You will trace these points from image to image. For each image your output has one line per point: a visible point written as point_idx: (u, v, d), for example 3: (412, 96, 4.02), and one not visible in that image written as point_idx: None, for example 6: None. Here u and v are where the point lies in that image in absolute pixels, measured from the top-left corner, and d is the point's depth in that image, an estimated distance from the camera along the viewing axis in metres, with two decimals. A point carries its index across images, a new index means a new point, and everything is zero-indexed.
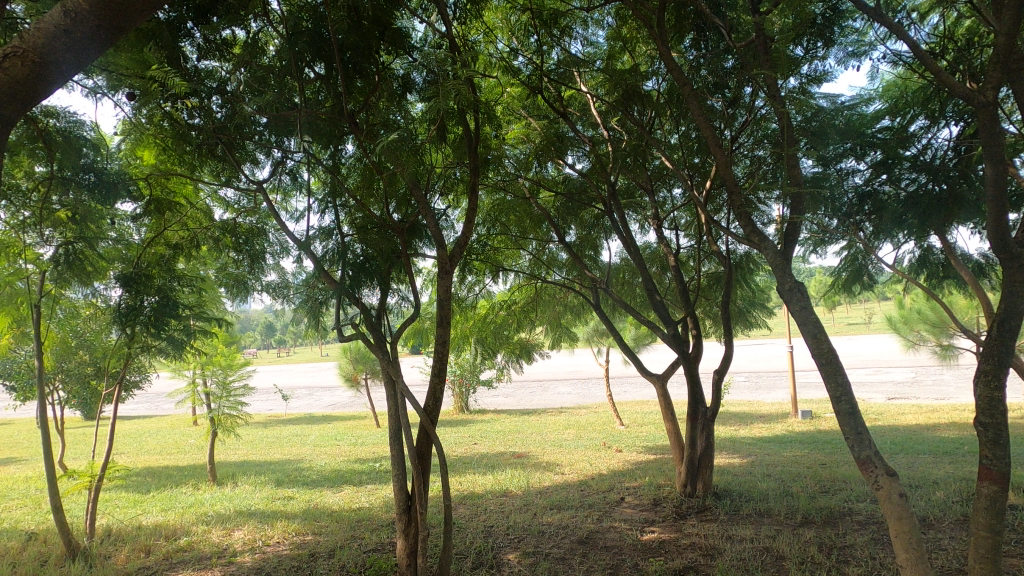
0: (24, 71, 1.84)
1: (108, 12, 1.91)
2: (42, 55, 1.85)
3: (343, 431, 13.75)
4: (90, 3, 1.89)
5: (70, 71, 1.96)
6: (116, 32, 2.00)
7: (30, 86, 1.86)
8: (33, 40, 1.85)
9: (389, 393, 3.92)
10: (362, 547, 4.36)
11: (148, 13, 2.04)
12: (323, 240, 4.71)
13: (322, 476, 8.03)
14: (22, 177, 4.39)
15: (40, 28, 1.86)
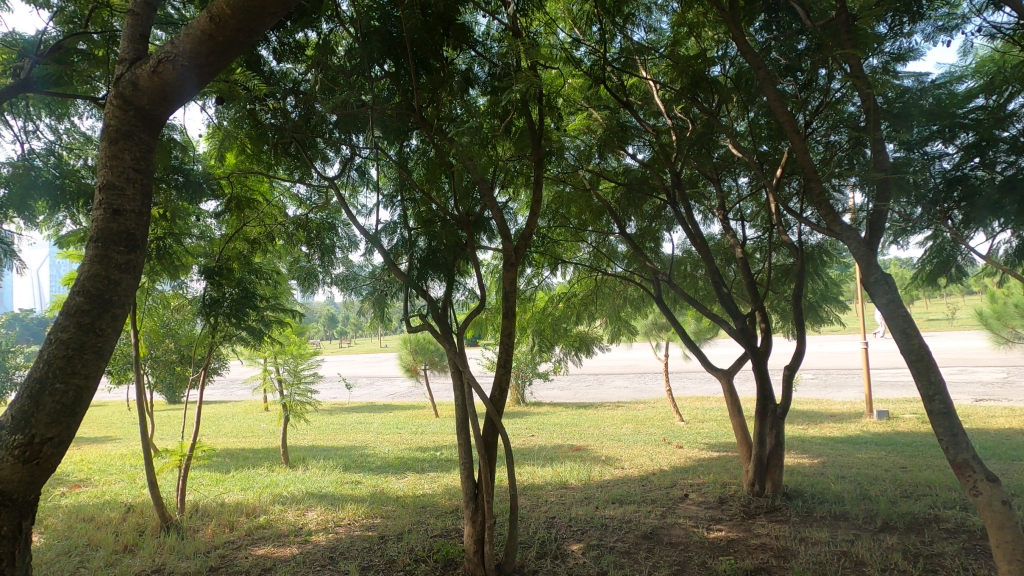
0: (173, 73, 2.30)
1: (242, 15, 2.23)
2: (188, 57, 2.29)
3: (404, 420, 14.17)
4: (232, 9, 2.21)
5: (214, 65, 2.38)
6: (251, 32, 2.32)
7: (179, 85, 2.33)
8: (184, 43, 2.29)
9: (456, 383, 4.00)
10: (429, 532, 4.49)
11: (277, 14, 2.32)
12: (390, 233, 4.85)
13: (386, 463, 8.29)
14: None
15: (191, 32, 2.29)
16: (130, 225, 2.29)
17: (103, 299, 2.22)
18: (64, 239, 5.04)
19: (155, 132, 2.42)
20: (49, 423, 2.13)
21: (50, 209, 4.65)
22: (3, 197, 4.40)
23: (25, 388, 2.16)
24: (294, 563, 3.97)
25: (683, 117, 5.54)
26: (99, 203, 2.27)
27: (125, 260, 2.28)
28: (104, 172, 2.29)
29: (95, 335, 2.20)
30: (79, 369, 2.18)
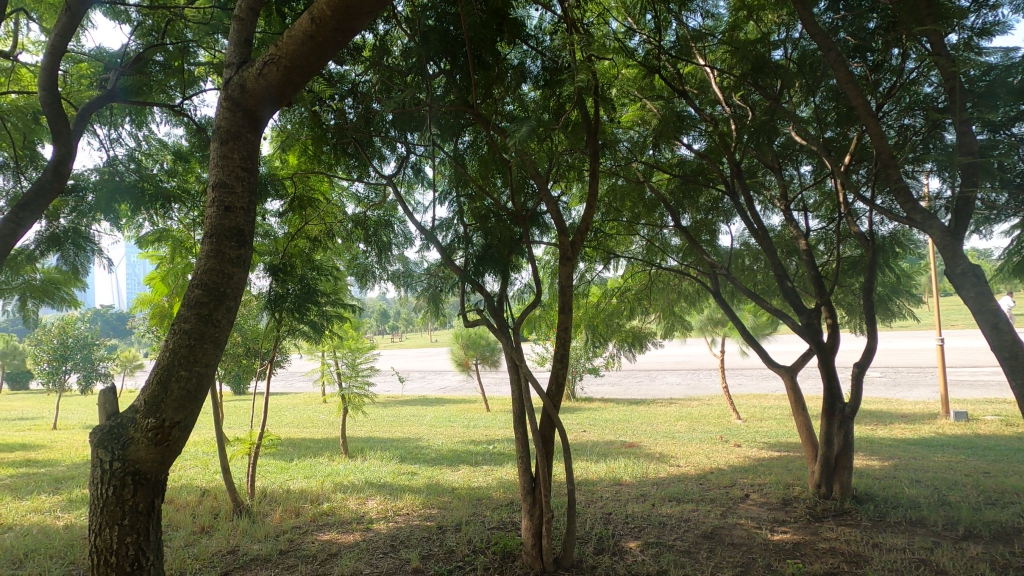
0: (276, 75, 2.43)
1: (344, 16, 2.30)
2: (289, 61, 2.40)
3: (456, 413, 14.38)
4: (333, 10, 2.28)
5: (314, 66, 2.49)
6: (349, 31, 2.39)
7: (281, 87, 2.47)
8: (286, 47, 2.39)
9: (513, 378, 4.02)
10: (486, 524, 4.55)
11: (374, 13, 2.37)
12: (446, 229, 4.91)
13: (440, 455, 8.45)
14: (194, 181, 5.19)
15: (293, 36, 2.38)
16: (239, 222, 2.44)
17: (218, 292, 2.38)
18: (143, 239, 5.38)
19: (259, 131, 2.55)
20: (176, 408, 2.32)
21: (132, 212, 4.96)
22: (91, 202, 4.74)
23: (154, 375, 2.35)
24: (358, 550, 4.11)
25: (742, 105, 5.34)
26: (213, 201, 2.42)
27: (237, 255, 2.43)
28: (217, 171, 2.44)
29: (212, 326, 2.37)
30: (200, 358, 2.35)
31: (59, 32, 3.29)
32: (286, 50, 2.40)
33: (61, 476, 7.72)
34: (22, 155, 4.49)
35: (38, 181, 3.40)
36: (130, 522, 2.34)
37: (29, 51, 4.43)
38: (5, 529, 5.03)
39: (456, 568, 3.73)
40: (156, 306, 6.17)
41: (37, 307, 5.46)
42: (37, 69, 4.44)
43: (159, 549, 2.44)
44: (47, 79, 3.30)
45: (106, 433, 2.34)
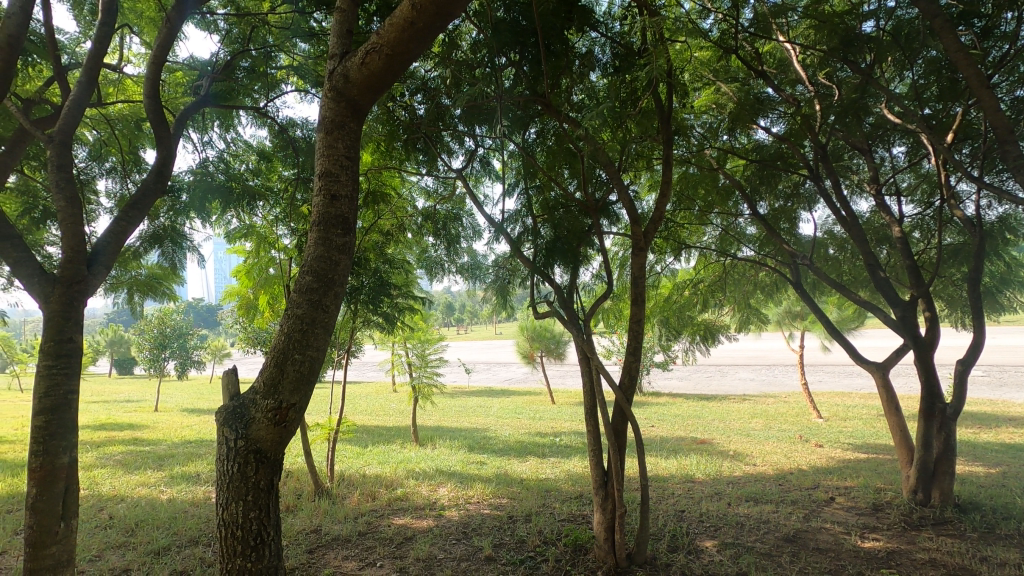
0: (378, 63, 2.40)
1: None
2: (391, 49, 2.36)
3: (522, 405, 14.49)
4: None
5: (414, 53, 2.44)
6: (448, 15, 2.32)
7: (382, 74, 2.44)
8: (388, 35, 2.35)
9: (584, 370, 3.99)
10: (556, 516, 4.54)
11: None
12: (515, 222, 4.90)
13: (507, 446, 8.53)
14: (275, 180, 5.58)
15: (394, 23, 2.33)
16: (344, 210, 2.48)
17: (327, 278, 2.43)
18: (232, 235, 5.76)
19: (361, 119, 2.58)
20: (293, 389, 2.39)
21: (222, 210, 5.29)
22: (185, 201, 5.04)
23: (271, 358, 2.45)
24: (432, 535, 4.21)
25: (827, 83, 4.99)
26: (320, 190, 2.48)
27: (342, 241, 2.47)
28: (323, 161, 2.48)
29: (322, 313, 2.43)
30: (311, 342, 2.42)
31: (161, 43, 3.53)
32: (387, 37, 2.36)
33: (163, 454, 8.42)
34: (127, 160, 4.88)
35: (141, 186, 3.38)
36: (253, 497, 2.49)
37: (133, 63, 4.81)
38: (118, 501, 5.55)
39: (528, 558, 3.75)
40: (243, 297, 6.73)
41: (141, 300, 5.96)
42: (139, 79, 4.81)
43: (278, 524, 2.56)
44: (152, 87, 3.51)
45: (230, 412, 2.48)
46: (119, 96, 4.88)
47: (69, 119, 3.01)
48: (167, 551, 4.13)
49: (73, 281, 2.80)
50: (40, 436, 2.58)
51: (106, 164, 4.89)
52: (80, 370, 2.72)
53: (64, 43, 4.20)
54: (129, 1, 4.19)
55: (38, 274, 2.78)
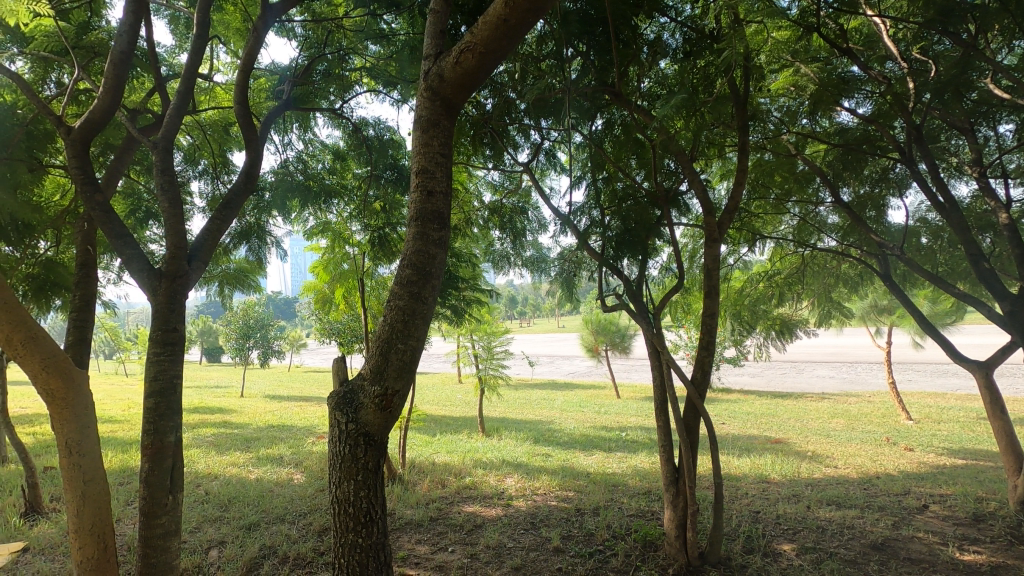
0: (471, 61, 2.42)
1: None
2: (485, 46, 2.37)
3: (586, 399, 14.41)
4: None
5: (506, 49, 2.43)
6: (540, 10, 2.27)
7: (474, 72, 2.46)
8: (481, 33, 2.35)
9: (654, 364, 3.92)
10: (625, 511, 4.50)
11: None
12: (581, 214, 4.85)
13: (573, 439, 8.52)
14: (349, 178, 5.81)
15: (487, 21, 2.32)
16: (440, 206, 2.54)
17: (425, 271, 2.48)
18: (310, 231, 6.08)
19: (453, 116, 2.63)
20: (396, 377, 2.43)
21: (301, 208, 5.56)
22: (268, 200, 5.35)
23: (373, 348, 2.49)
24: (500, 524, 4.29)
25: (922, 58, 4.60)
26: (416, 186, 2.55)
27: (439, 236, 2.53)
28: (418, 159, 2.56)
29: (422, 304, 2.48)
30: (412, 332, 2.46)
31: (248, 51, 3.76)
32: (482, 35, 2.36)
33: (250, 437, 9.04)
34: (217, 162, 5.24)
35: (232, 187, 3.58)
36: (362, 478, 2.54)
37: (221, 71, 5.14)
38: (212, 478, 6.03)
39: (597, 552, 3.74)
40: (319, 291, 7.05)
41: (231, 292, 6.38)
42: (227, 86, 5.14)
43: (385, 503, 2.65)
44: (240, 94, 3.75)
45: (341, 397, 2.53)
46: (209, 103, 5.24)
47: (172, 127, 3.28)
48: (256, 527, 4.44)
49: (176, 276, 3.04)
50: (152, 415, 2.83)
51: (199, 167, 5.27)
52: (183, 357, 2.96)
53: (163, 56, 4.55)
54: (218, 14, 4.48)
55: (147, 268, 3.05)
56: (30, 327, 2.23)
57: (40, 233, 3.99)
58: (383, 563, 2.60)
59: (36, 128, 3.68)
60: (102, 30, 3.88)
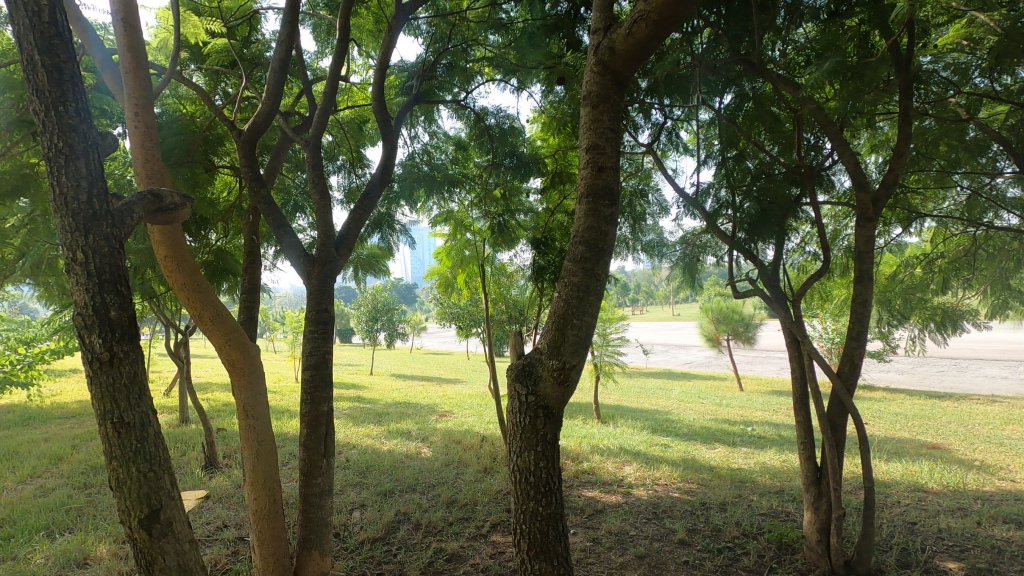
0: (645, 31, 2.26)
1: None
2: (661, 14, 2.19)
3: (706, 390, 13.76)
4: None
5: (683, 14, 2.22)
6: None
7: (647, 42, 2.30)
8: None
9: (793, 355, 3.65)
10: (755, 509, 4.25)
11: None
12: (708, 194, 4.61)
13: (692, 431, 8.17)
14: (470, 167, 6.06)
15: None
16: (610, 181, 2.44)
17: (598, 247, 2.40)
18: (434, 220, 6.39)
19: (622, 90, 2.51)
20: (573, 351, 2.34)
21: (426, 197, 5.82)
22: (396, 189, 5.59)
23: (548, 323, 2.44)
24: (622, 511, 4.26)
25: None
26: (586, 162, 2.47)
27: (610, 212, 2.44)
28: (588, 134, 2.47)
29: (596, 280, 2.40)
30: (587, 309, 2.37)
31: (384, 49, 3.99)
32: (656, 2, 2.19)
33: (381, 412, 9.78)
34: (354, 158, 5.66)
35: (371, 178, 3.82)
36: (542, 449, 2.44)
37: (356, 72, 5.53)
38: (351, 447, 6.61)
39: (726, 548, 3.58)
40: (442, 276, 7.40)
41: (364, 276, 6.86)
42: (362, 86, 5.52)
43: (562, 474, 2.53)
44: (378, 91, 4.01)
45: (518, 370, 2.46)
46: (347, 102, 5.65)
47: (320, 124, 3.59)
48: (391, 493, 4.81)
49: (325, 262, 3.34)
50: (310, 386, 3.15)
51: (337, 162, 5.69)
52: (333, 335, 3.26)
53: (308, 61, 4.98)
54: (354, 18, 4.80)
55: (302, 254, 3.37)
56: (215, 306, 2.55)
57: (214, 226, 4.57)
58: (561, 535, 2.45)
59: (211, 133, 4.20)
60: (261, 42, 4.34)
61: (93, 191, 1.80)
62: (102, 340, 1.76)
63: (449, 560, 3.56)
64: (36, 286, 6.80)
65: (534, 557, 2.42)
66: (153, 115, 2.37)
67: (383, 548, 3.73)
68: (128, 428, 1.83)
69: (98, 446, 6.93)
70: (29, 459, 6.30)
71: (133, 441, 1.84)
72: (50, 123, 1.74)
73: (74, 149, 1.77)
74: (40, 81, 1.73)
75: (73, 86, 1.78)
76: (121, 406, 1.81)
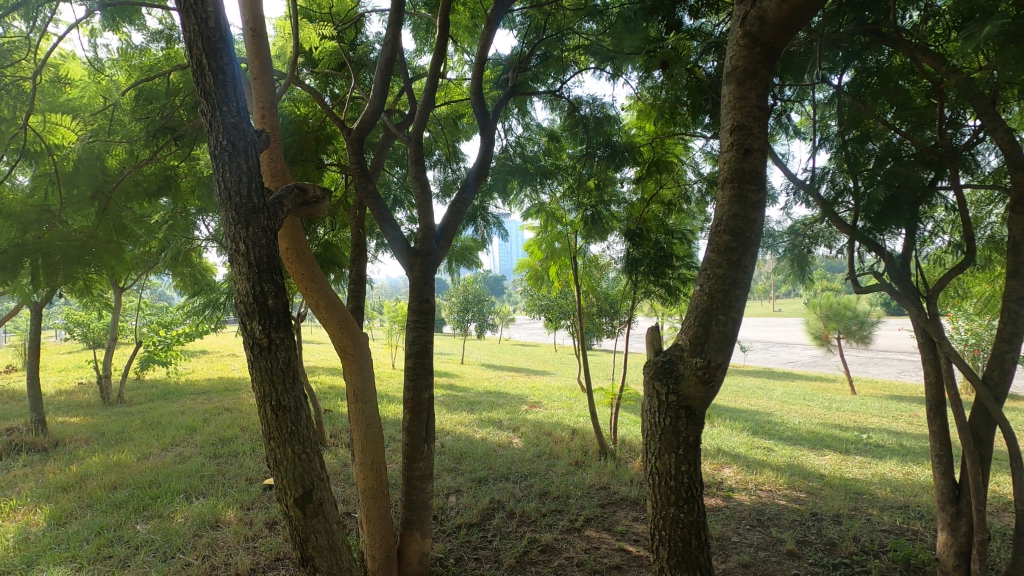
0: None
1: None
2: None
3: (813, 392, 12.79)
4: None
5: None
6: None
7: (806, 6, 2.10)
8: None
9: (926, 357, 3.28)
10: (875, 524, 3.89)
11: None
12: (823, 179, 4.26)
13: (799, 435, 7.63)
14: (563, 159, 6.01)
15: None
16: (758, 164, 2.27)
17: (745, 235, 2.25)
18: (527, 213, 6.42)
19: (772, 64, 2.31)
20: (718, 348, 2.23)
21: (518, 189, 5.85)
22: (490, 182, 5.68)
23: (690, 316, 2.33)
24: (722, 515, 4.07)
25: None
26: (729, 145, 2.32)
27: (757, 197, 2.28)
28: (732, 114, 2.32)
29: (742, 271, 2.26)
30: (732, 303, 2.25)
31: (483, 43, 4.03)
32: None
33: (473, 400, 10.04)
34: (450, 152, 5.81)
35: (471, 171, 3.88)
36: (683, 451, 2.33)
37: (452, 69, 5.64)
38: (446, 433, 6.85)
39: (843, 564, 3.30)
40: (532, 269, 7.42)
41: (458, 268, 6.99)
42: (457, 82, 5.64)
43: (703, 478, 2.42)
44: (477, 85, 4.06)
45: (658, 365, 2.38)
46: (443, 98, 5.79)
47: (422, 121, 3.70)
48: (485, 480, 4.92)
49: (426, 254, 3.45)
50: (412, 374, 3.27)
51: (434, 157, 5.88)
52: (433, 324, 3.36)
53: (407, 60, 5.14)
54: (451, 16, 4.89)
55: (404, 247, 3.50)
56: (329, 295, 2.71)
57: (322, 221, 4.86)
58: (705, 544, 2.35)
59: (322, 134, 4.47)
60: (364, 45, 4.54)
61: (251, 185, 1.96)
62: (261, 327, 1.92)
63: (544, 552, 3.58)
64: (173, 276, 7.61)
65: (676, 564, 2.35)
66: (278, 117, 2.55)
67: (479, 534, 3.82)
68: (285, 410, 1.98)
69: (225, 420, 7.71)
70: (169, 429, 7.11)
71: (288, 423, 1.99)
72: (216, 122, 1.92)
73: (234, 146, 1.93)
74: (208, 84, 1.91)
75: (233, 88, 1.95)
76: (279, 391, 1.96)
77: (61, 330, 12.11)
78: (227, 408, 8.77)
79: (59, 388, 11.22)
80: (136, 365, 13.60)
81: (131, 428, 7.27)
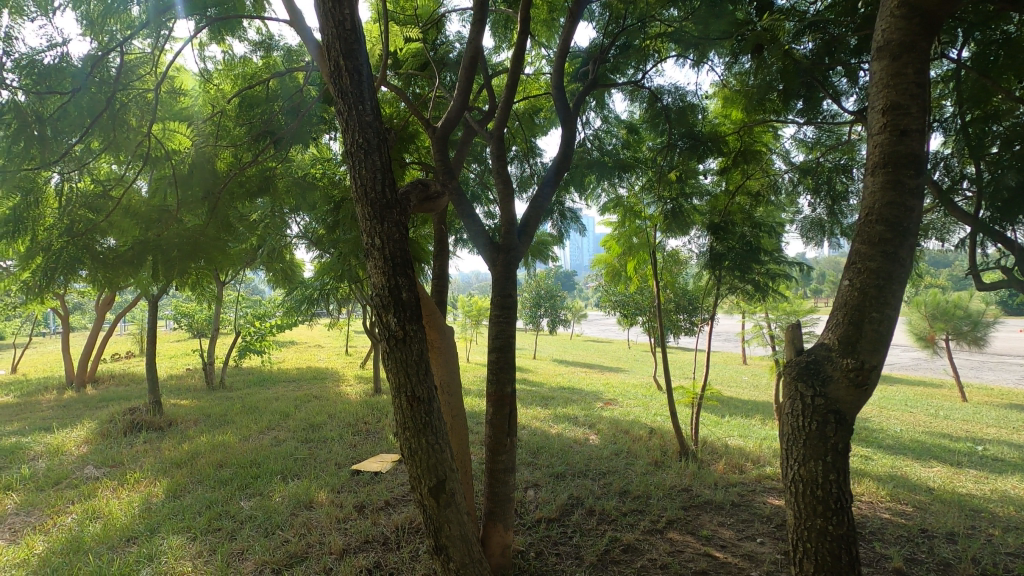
0: None
1: None
2: None
3: (915, 398, 11.76)
4: None
5: None
6: None
7: None
8: None
9: None
10: (998, 546, 3.52)
11: None
12: (936, 163, 3.91)
13: (901, 444, 7.05)
14: (642, 151, 5.85)
15: None
16: (916, 147, 2.09)
17: (902, 225, 2.08)
18: (604, 207, 6.31)
19: (931, 36, 2.15)
20: (873, 349, 2.08)
21: (596, 183, 5.75)
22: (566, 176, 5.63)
23: (838, 314, 2.19)
24: None
25: None
26: (881, 127, 2.15)
27: (915, 183, 2.10)
28: (884, 94, 2.16)
29: (899, 266, 2.08)
30: (887, 299, 2.09)
31: (565, 35, 3.99)
32: None
33: (546, 395, 10.05)
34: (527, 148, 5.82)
35: (552, 167, 3.85)
36: (831, 460, 2.18)
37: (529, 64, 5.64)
38: (522, 427, 6.90)
39: None
40: (609, 265, 7.28)
41: (534, 263, 7.00)
42: (534, 77, 5.64)
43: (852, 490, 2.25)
44: (558, 78, 4.02)
45: (803, 367, 2.25)
46: (521, 94, 5.81)
47: (503, 117, 3.71)
48: (563, 476, 4.92)
49: (507, 249, 3.46)
50: (495, 367, 3.31)
51: (512, 153, 5.90)
52: (515, 319, 3.38)
53: (485, 57, 5.19)
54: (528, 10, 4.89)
55: (487, 242, 3.54)
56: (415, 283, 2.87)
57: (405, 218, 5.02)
58: (855, 561, 2.18)
59: (405, 134, 4.61)
60: (444, 45, 4.63)
61: (384, 181, 2.05)
62: (397, 319, 2.02)
63: (626, 551, 3.53)
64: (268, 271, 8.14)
65: None
66: None
67: (559, 529, 3.82)
68: (419, 402, 2.07)
69: (314, 408, 8.17)
70: (265, 414, 7.64)
71: (422, 415, 2.07)
72: (353, 121, 2.02)
73: (369, 144, 2.03)
74: (345, 84, 2.02)
75: (367, 87, 2.05)
76: (413, 382, 2.04)
77: (171, 321, 13.30)
78: (315, 396, 9.29)
79: (170, 374, 12.34)
80: (234, 354, 14.71)
81: (233, 412, 7.87)
